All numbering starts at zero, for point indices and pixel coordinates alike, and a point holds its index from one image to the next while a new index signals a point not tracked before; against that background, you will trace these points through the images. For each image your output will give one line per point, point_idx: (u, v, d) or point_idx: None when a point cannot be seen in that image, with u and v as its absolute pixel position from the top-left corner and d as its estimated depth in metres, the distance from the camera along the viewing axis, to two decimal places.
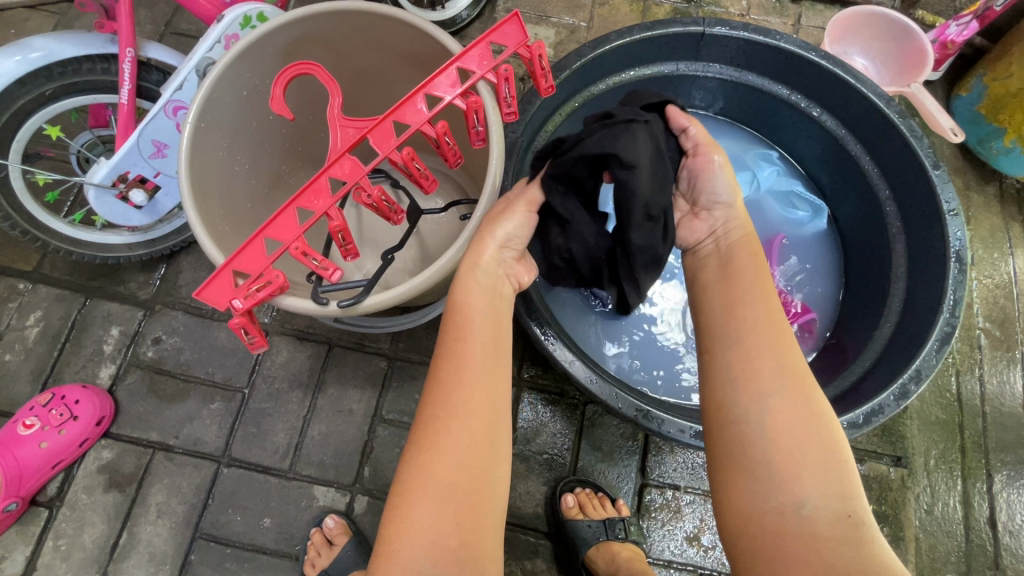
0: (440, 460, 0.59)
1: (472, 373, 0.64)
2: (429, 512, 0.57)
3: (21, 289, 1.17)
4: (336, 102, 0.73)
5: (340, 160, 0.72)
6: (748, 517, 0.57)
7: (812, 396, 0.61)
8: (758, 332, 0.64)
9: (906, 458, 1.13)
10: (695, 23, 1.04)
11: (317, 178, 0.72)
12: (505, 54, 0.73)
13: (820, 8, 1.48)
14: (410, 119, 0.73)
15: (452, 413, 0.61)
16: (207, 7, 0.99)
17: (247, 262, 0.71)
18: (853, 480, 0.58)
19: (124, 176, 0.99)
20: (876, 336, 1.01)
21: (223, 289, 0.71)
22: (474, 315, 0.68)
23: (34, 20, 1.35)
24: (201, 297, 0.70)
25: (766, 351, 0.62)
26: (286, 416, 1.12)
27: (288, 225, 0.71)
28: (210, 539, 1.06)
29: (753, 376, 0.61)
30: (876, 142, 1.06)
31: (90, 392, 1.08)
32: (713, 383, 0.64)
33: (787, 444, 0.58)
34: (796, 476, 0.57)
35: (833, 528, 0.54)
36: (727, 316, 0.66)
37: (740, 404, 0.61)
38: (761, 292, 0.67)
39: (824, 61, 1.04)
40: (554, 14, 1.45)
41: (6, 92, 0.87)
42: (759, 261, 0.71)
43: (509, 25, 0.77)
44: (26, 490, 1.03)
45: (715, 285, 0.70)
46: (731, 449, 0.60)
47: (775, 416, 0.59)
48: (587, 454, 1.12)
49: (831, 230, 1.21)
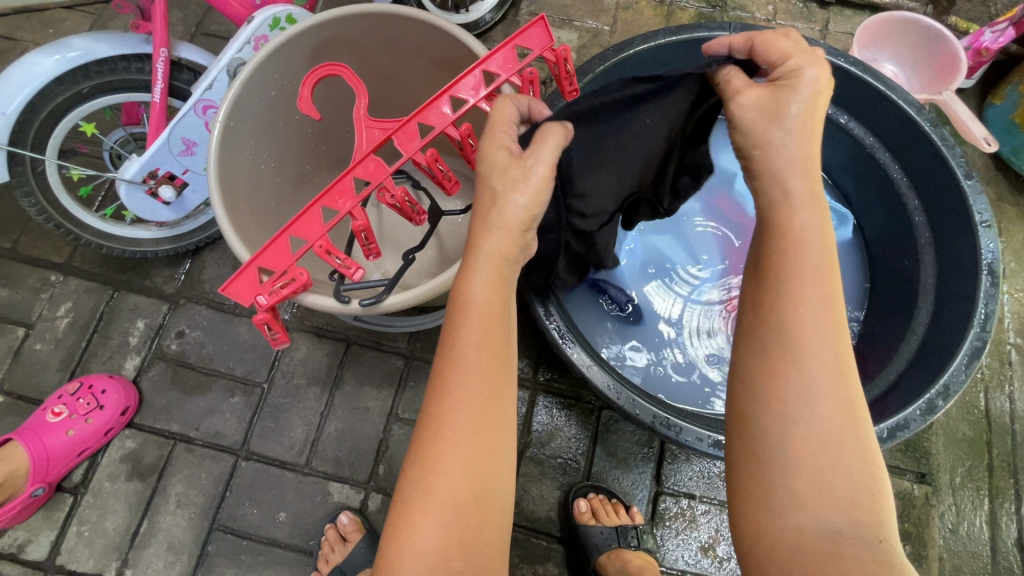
0: (438, 478, 0.59)
1: (465, 390, 0.60)
2: (430, 519, 0.58)
3: (53, 280, 1.21)
4: (362, 104, 0.73)
5: (365, 161, 0.72)
6: (766, 537, 0.54)
7: (843, 417, 0.54)
8: (795, 342, 0.55)
9: (932, 475, 1.10)
10: (720, 28, 1.03)
11: (342, 178, 0.72)
12: (531, 58, 0.72)
13: (849, 13, 1.46)
14: (435, 120, 0.74)
15: (449, 432, 0.59)
16: (236, 8, 1.01)
17: (272, 260, 0.72)
18: (884, 497, 0.53)
19: (153, 173, 1.01)
20: (901, 350, 0.98)
21: (247, 286, 0.72)
22: (473, 315, 0.62)
23: (71, 20, 1.40)
24: (228, 292, 0.71)
25: (800, 366, 0.55)
26: (303, 412, 1.14)
27: (312, 224, 0.72)
28: (227, 530, 1.08)
29: (779, 396, 0.55)
30: (905, 149, 1.03)
31: (116, 382, 1.11)
32: (738, 394, 0.58)
33: (812, 470, 0.53)
34: (815, 500, 0.52)
35: (857, 551, 0.51)
36: (757, 322, 0.58)
37: (762, 423, 0.56)
38: (809, 287, 0.56)
39: (852, 67, 1.02)
40: (577, 18, 1.44)
41: (45, 89, 0.90)
42: (818, 247, 0.57)
43: (534, 28, 0.77)
44: (53, 476, 1.06)
45: (751, 277, 0.61)
46: (752, 468, 0.56)
47: (797, 440, 0.54)
48: (602, 459, 1.11)
49: (856, 239, 1.19)
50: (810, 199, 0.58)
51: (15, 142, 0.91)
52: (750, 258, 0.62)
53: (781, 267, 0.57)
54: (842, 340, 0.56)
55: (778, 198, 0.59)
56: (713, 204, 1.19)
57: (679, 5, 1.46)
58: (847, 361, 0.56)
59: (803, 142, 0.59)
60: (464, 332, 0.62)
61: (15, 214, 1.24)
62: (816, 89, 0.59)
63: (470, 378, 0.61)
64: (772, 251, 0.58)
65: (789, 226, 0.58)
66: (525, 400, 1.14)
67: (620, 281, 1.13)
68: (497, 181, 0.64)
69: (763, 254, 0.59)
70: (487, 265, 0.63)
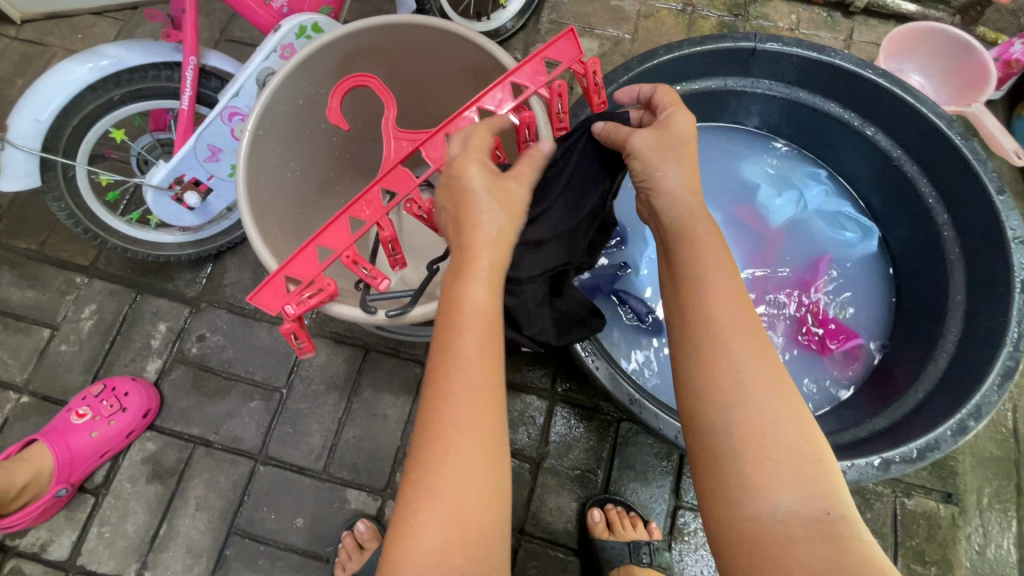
0: (443, 477, 0.58)
1: (467, 388, 0.60)
2: (434, 528, 0.56)
3: (78, 282, 1.23)
4: (390, 115, 0.74)
5: (395, 171, 0.74)
6: (726, 521, 0.58)
7: (779, 399, 0.59)
8: (719, 339, 0.62)
9: (958, 495, 1.08)
10: (746, 38, 1.02)
11: (370, 188, 0.73)
12: (560, 71, 0.74)
13: (874, 22, 1.44)
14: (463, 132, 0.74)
15: (452, 431, 0.59)
16: (265, 16, 1.01)
17: (299, 269, 0.72)
18: (831, 472, 0.58)
19: (180, 179, 1.02)
20: (930, 368, 0.96)
21: (275, 294, 0.72)
22: (472, 316, 0.62)
23: (100, 26, 1.42)
24: (255, 300, 0.71)
25: (729, 361, 0.61)
26: (321, 418, 1.14)
27: (340, 233, 0.73)
28: (245, 535, 1.08)
29: (716, 389, 0.60)
30: (935, 163, 1.02)
31: (138, 385, 1.12)
32: (681, 395, 0.64)
33: (758, 453, 0.57)
34: (768, 482, 0.56)
35: (808, 529, 0.54)
36: (683, 326, 0.64)
37: (707, 417, 0.60)
38: (720, 287, 0.64)
39: (882, 79, 1.01)
40: (598, 26, 1.44)
41: (78, 97, 0.91)
42: (718, 250, 0.67)
43: (563, 41, 0.77)
44: (76, 477, 1.07)
45: (667, 283, 0.69)
46: (706, 459, 0.60)
47: (740, 427, 0.58)
48: (620, 471, 1.10)
49: (881, 252, 1.17)
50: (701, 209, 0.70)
51: (48, 148, 0.93)
52: (664, 267, 0.71)
53: (692, 268, 0.66)
54: (758, 328, 0.63)
55: (673, 214, 0.70)
56: (734, 214, 1.18)
57: (701, 14, 1.45)
58: (767, 348, 0.62)
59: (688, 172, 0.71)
60: (462, 332, 0.62)
61: (42, 217, 1.27)
62: (686, 132, 0.73)
63: (471, 377, 0.61)
64: (686, 255, 0.67)
65: (691, 230, 0.68)
66: (543, 410, 1.13)
67: (640, 293, 1.12)
68: (490, 195, 0.66)
69: (673, 261, 0.68)
70: (482, 272, 0.64)
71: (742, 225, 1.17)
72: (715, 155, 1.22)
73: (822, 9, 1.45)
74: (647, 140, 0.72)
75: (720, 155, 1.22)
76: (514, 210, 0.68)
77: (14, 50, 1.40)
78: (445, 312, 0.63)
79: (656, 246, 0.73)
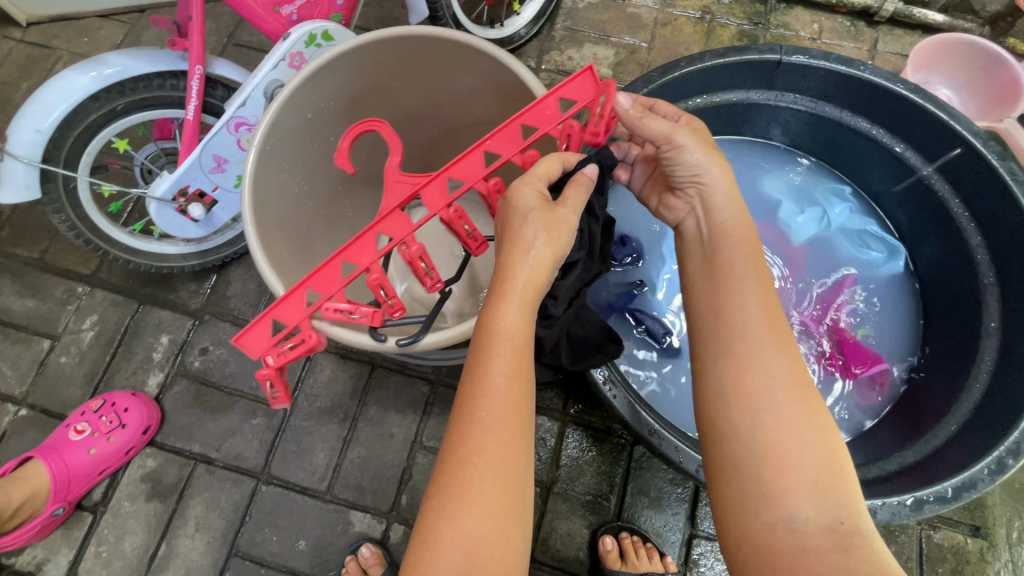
0: (466, 504, 0.54)
1: (496, 415, 0.57)
2: (454, 556, 0.52)
3: (79, 292, 1.20)
4: (395, 155, 0.72)
5: (393, 216, 0.71)
6: (740, 527, 0.56)
7: (802, 406, 0.58)
8: (753, 344, 0.61)
9: (987, 528, 1.04)
10: (772, 50, 0.98)
11: (364, 233, 0.70)
12: (573, 113, 0.71)
13: (899, 33, 1.40)
14: (466, 175, 0.72)
15: (479, 457, 0.56)
16: (274, 24, 0.96)
17: (286, 313, 0.70)
18: (851, 485, 0.56)
19: (184, 191, 0.99)
20: (962, 399, 0.92)
21: (260, 338, 0.71)
22: (505, 341, 0.60)
23: (106, 29, 1.40)
24: (239, 343, 0.70)
25: (755, 362, 0.61)
26: (326, 436, 1.11)
27: (331, 278, 0.71)
28: (246, 557, 1.05)
29: (744, 392, 0.59)
30: (968, 182, 0.97)
31: (139, 400, 1.09)
32: (706, 397, 0.63)
33: (779, 460, 0.56)
34: (788, 488, 0.55)
35: (823, 539, 0.52)
36: (718, 327, 0.64)
37: (732, 421, 0.59)
38: (756, 295, 0.64)
39: (914, 94, 0.96)
40: (614, 34, 1.40)
41: (80, 107, 0.89)
42: (752, 257, 0.67)
43: (582, 78, 0.74)
44: (74, 495, 1.04)
45: (703, 284, 0.68)
46: (725, 463, 0.59)
47: (766, 433, 0.57)
48: (633, 497, 1.06)
49: (908, 273, 1.13)
50: (738, 218, 0.69)
51: (48, 158, 0.90)
52: (699, 269, 0.70)
53: (728, 271, 0.66)
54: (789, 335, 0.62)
55: (725, 213, 0.69)
56: (762, 230, 1.13)
57: (720, 22, 1.41)
58: (798, 358, 0.62)
59: (725, 176, 0.69)
60: (493, 357, 0.59)
61: (44, 224, 1.24)
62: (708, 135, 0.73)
63: (501, 404, 0.58)
64: (726, 257, 0.67)
65: (726, 238, 0.68)
66: (554, 432, 1.09)
67: (656, 312, 1.08)
68: (535, 218, 0.63)
69: (715, 263, 0.68)
70: (517, 293, 0.61)
71: (770, 241, 1.12)
72: (733, 169, 1.18)
73: (846, 18, 1.41)
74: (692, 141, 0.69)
75: (739, 168, 1.18)
76: (561, 231, 0.64)
77: (19, 52, 1.38)
78: (478, 333, 0.61)
79: (692, 250, 0.72)
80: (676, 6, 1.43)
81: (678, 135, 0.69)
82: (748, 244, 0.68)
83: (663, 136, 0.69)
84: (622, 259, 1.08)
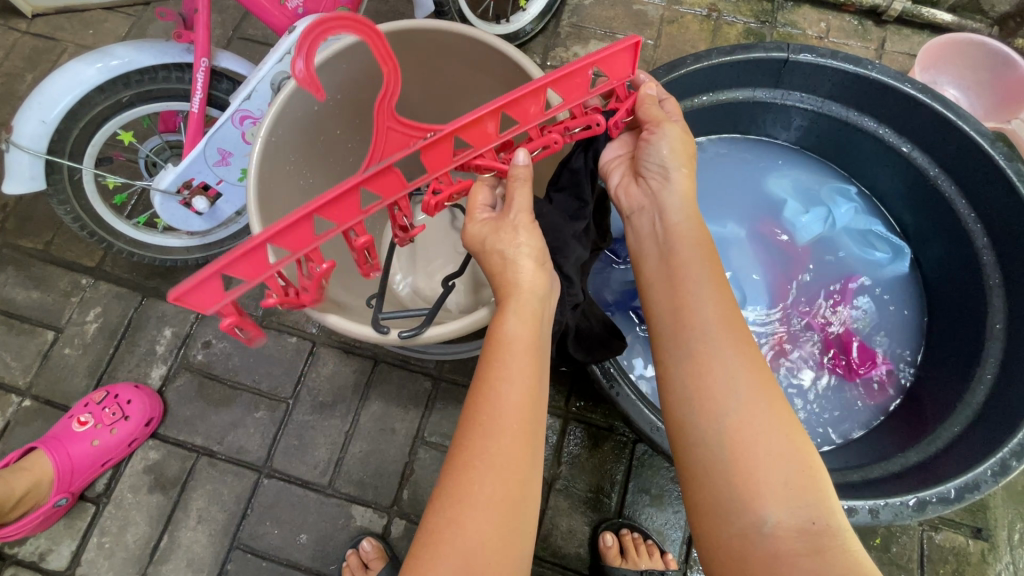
0: (471, 505, 0.54)
1: (505, 419, 0.57)
2: (452, 562, 0.52)
3: (83, 284, 1.20)
4: (391, 92, 0.65)
5: (385, 176, 0.66)
6: (717, 538, 0.56)
7: (769, 408, 0.58)
8: (711, 342, 0.62)
9: (988, 530, 1.04)
10: (779, 49, 0.97)
11: (349, 188, 0.65)
12: (604, 93, 0.71)
13: (907, 32, 1.39)
14: (477, 139, 0.69)
15: (484, 459, 0.55)
16: (280, 18, 0.96)
17: (247, 268, 0.63)
18: (820, 483, 0.56)
19: (188, 183, 0.99)
20: (965, 400, 0.92)
21: (209, 294, 0.62)
22: (511, 347, 0.61)
23: (111, 21, 1.40)
24: (181, 301, 0.60)
25: (715, 360, 0.61)
26: (328, 430, 1.11)
27: (306, 234, 0.65)
28: (247, 550, 1.05)
29: (706, 395, 0.59)
30: (974, 182, 0.97)
31: (142, 392, 1.09)
32: (670, 401, 0.62)
33: (748, 462, 0.56)
34: (756, 490, 0.55)
35: (796, 541, 0.52)
36: (676, 331, 0.64)
37: (699, 426, 0.59)
38: (710, 291, 0.65)
39: (921, 94, 0.96)
40: (620, 31, 1.40)
41: (86, 98, 0.89)
42: (706, 253, 0.68)
43: (623, 49, 0.71)
44: (76, 486, 1.05)
45: (658, 284, 0.68)
46: (695, 468, 0.59)
47: (732, 435, 0.57)
48: (635, 496, 1.06)
49: (912, 274, 1.12)
50: (690, 217, 0.71)
51: (54, 150, 0.90)
52: (655, 265, 0.70)
53: (688, 269, 0.67)
54: (750, 336, 0.62)
55: (681, 215, 0.71)
56: (754, 228, 1.13)
57: (727, 20, 1.40)
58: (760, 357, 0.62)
59: (691, 178, 0.72)
60: (503, 362, 0.60)
61: (49, 215, 1.24)
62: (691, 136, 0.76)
63: (509, 409, 0.58)
64: (684, 256, 0.68)
65: (681, 236, 0.70)
66: (556, 429, 1.09)
67: None
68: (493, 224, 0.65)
69: (670, 260, 0.69)
70: (528, 305, 0.63)
71: (763, 240, 1.12)
72: (736, 168, 1.18)
73: (854, 17, 1.41)
74: (673, 133, 0.72)
75: (742, 167, 1.18)
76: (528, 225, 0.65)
77: (24, 44, 1.38)
78: (492, 341, 0.62)
79: (654, 243, 0.72)
80: (683, 3, 1.42)
81: (665, 125, 0.73)
82: (700, 243, 0.69)
83: (652, 121, 0.74)
84: (627, 257, 1.08)
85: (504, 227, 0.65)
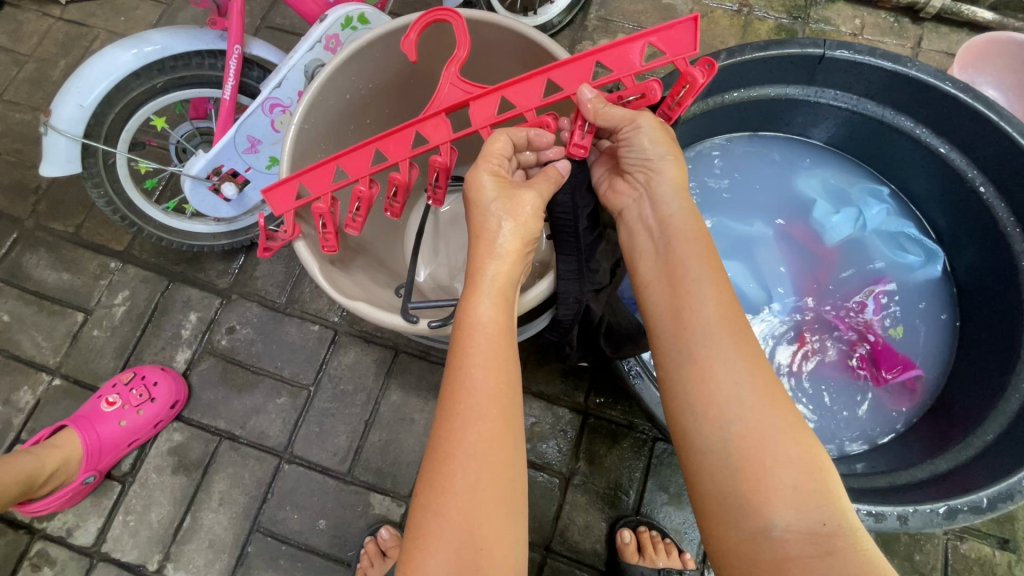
0: (449, 500, 0.54)
1: (478, 409, 0.57)
2: (441, 555, 0.52)
3: (112, 267, 1.22)
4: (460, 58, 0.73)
5: (435, 119, 0.73)
6: (726, 544, 0.56)
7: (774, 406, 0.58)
8: (714, 345, 0.61)
9: (1016, 541, 1.01)
10: (814, 44, 0.95)
11: (404, 127, 0.73)
12: (659, 64, 0.68)
13: (944, 30, 1.35)
14: (520, 98, 0.71)
15: (460, 452, 0.55)
16: (310, 6, 0.96)
17: (313, 181, 0.76)
18: (830, 484, 0.55)
19: (217, 170, 1.00)
20: (998, 409, 0.90)
21: (283, 198, 0.76)
22: (479, 333, 0.61)
23: (142, 9, 1.41)
24: (266, 195, 0.75)
25: (731, 364, 0.60)
26: (348, 418, 1.12)
27: (362, 162, 0.75)
28: (267, 533, 1.07)
29: (712, 404, 0.59)
30: (1015, 185, 0.94)
31: (167, 374, 1.11)
32: (676, 414, 0.62)
33: (755, 466, 0.55)
34: (765, 496, 0.54)
35: (806, 544, 0.52)
36: (678, 335, 0.64)
37: (702, 431, 0.59)
38: (713, 290, 0.64)
39: (962, 93, 0.93)
40: (648, 25, 1.38)
41: (122, 83, 0.90)
42: (706, 250, 0.67)
43: (679, 28, 0.71)
44: (104, 464, 1.07)
45: (660, 283, 0.68)
46: (701, 476, 0.59)
47: (739, 441, 0.57)
48: (654, 493, 1.06)
49: (945, 279, 1.10)
50: (685, 210, 0.70)
51: (90, 134, 0.92)
52: (653, 261, 0.69)
53: (687, 266, 0.66)
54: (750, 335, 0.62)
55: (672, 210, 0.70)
56: (787, 231, 1.12)
57: (758, 15, 1.38)
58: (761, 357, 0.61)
59: (678, 165, 0.70)
60: (472, 350, 0.60)
61: (80, 200, 1.26)
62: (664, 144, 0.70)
63: (481, 396, 0.58)
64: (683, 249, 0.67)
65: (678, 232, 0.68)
66: (574, 424, 1.09)
67: None
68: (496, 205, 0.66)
69: (671, 256, 0.68)
70: (493, 284, 0.64)
71: (792, 244, 1.11)
72: (760, 166, 1.16)
73: (890, 15, 1.37)
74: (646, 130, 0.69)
75: (767, 166, 1.16)
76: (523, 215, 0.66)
77: (57, 30, 1.40)
78: (460, 328, 0.62)
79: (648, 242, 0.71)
80: None
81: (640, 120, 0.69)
82: (694, 239, 0.68)
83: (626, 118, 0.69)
84: None
85: (507, 194, 0.67)
